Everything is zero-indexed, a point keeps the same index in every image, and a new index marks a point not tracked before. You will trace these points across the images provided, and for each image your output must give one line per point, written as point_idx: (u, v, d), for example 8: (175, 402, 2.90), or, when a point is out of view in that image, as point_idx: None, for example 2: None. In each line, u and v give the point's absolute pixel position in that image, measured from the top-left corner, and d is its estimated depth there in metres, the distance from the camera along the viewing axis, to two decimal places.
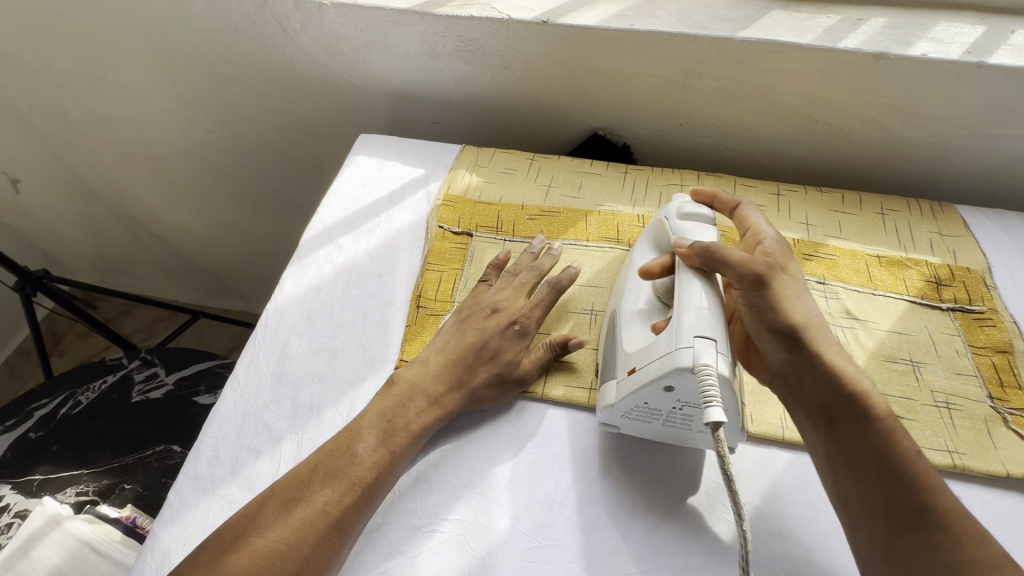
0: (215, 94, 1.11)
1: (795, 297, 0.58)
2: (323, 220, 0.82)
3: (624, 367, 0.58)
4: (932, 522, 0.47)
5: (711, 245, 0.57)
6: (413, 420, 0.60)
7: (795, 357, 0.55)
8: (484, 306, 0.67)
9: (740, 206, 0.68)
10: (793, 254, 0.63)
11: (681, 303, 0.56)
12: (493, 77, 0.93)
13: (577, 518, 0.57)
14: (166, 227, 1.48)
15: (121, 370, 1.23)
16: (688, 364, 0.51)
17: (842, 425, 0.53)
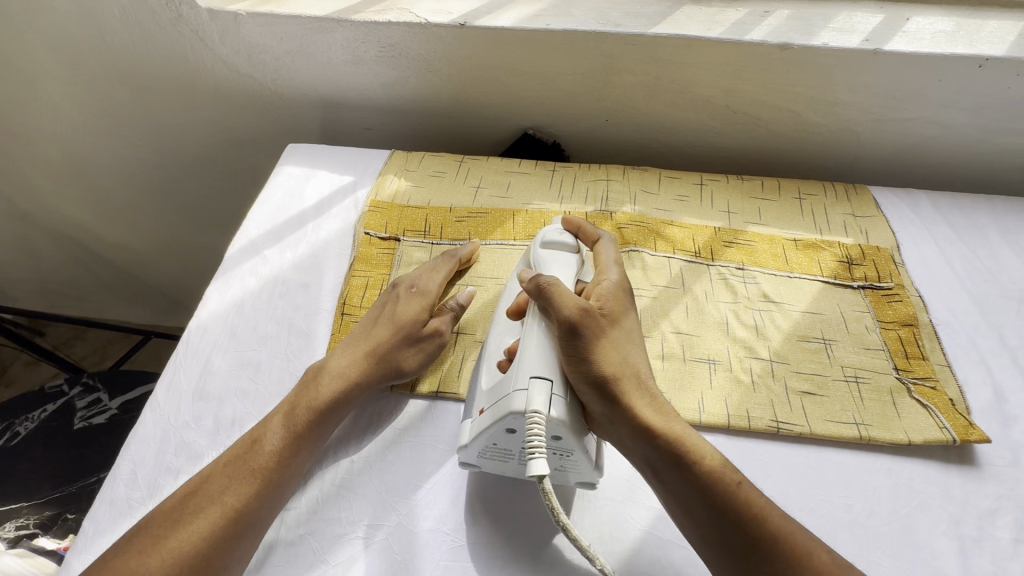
0: (141, 109, 1.08)
1: (614, 349, 0.58)
2: (248, 233, 0.81)
3: (477, 406, 0.59)
4: (769, 553, 0.50)
5: (547, 279, 0.58)
6: (319, 405, 0.60)
7: (607, 407, 0.55)
8: (393, 283, 0.71)
9: (601, 239, 0.70)
10: (627, 299, 0.63)
11: (524, 341, 0.57)
12: (419, 81, 0.93)
13: (500, 515, 0.58)
14: (106, 247, 1.43)
15: (62, 397, 1.18)
16: (519, 407, 0.52)
17: (668, 473, 0.54)
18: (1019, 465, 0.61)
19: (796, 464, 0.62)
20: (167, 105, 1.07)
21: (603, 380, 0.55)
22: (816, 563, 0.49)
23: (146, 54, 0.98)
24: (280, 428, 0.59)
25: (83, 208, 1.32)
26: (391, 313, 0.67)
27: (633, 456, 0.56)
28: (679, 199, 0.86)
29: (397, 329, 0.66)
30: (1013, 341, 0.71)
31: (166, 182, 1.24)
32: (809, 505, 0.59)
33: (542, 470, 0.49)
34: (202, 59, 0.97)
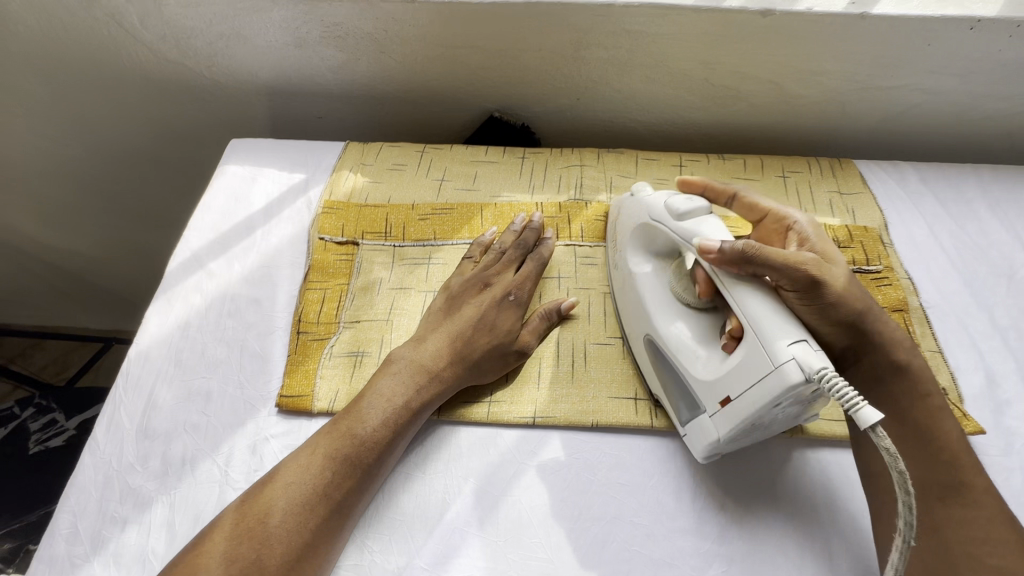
0: (63, 104, 0.98)
1: (853, 285, 0.54)
2: (190, 244, 0.74)
3: (711, 399, 0.53)
4: (968, 499, 0.50)
5: (748, 245, 0.50)
6: (279, 488, 0.51)
7: (857, 343, 0.54)
8: (476, 281, 0.67)
9: (739, 193, 0.62)
10: (825, 233, 0.59)
11: (746, 310, 0.50)
12: (370, 64, 0.85)
13: (480, 545, 0.54)
14: (50, 254, 1.33)
15: (13, 421, 1.11)
16: (800, 378, 0.46)
17: (897, 399, 0.54)
18: (1011, 453, 0.60)
19: (789, 467, 0.59)
20: (95, 99, 0.97)
21: (855, 316, 0.53)
22: (1007, 521, 0.49)
23: (61, 44, 0.88)
24: (231, 515, 0.51)
25: (17, 213, 1.21)
26: (481, 320, 0.63)
27: (859, 385, 0.56)
28: (659, 184, 0.80)
29: (499, 338, 0.63)
30: (1003, 321, 0.69)
31: (105, 181, 1.14)
32: (802, 509, 0.57)
33: (875, 416, 0.42)
34: (127, 49, 0.87)
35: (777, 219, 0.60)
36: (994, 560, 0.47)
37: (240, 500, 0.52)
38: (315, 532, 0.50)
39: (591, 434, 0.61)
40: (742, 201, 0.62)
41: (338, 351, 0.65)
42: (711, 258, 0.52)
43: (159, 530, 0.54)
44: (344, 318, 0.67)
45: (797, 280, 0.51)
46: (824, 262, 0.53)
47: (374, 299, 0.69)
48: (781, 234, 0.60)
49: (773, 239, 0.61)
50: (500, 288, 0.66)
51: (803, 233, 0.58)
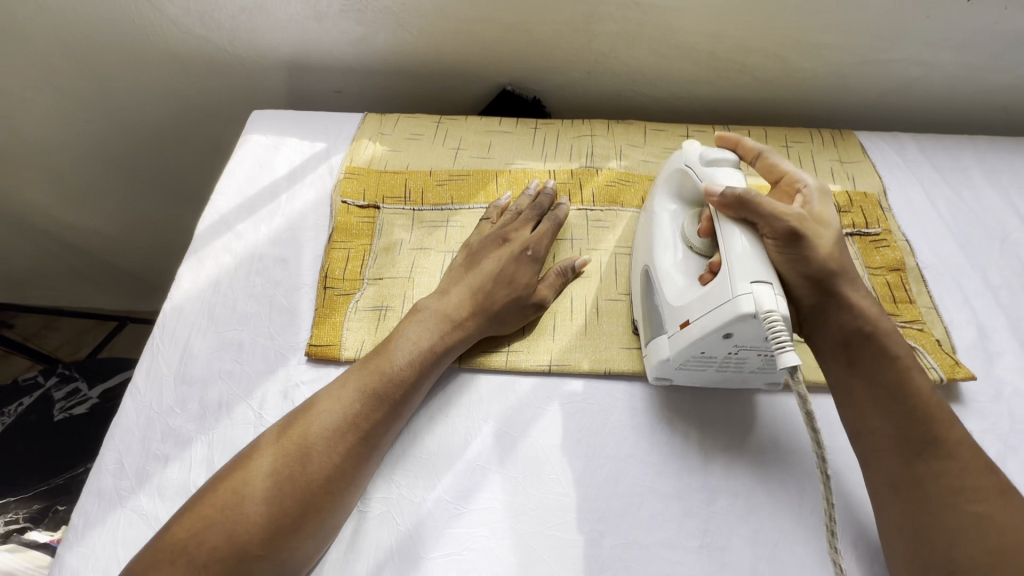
0: (87, 79, 1.01)
1: (828, 248, 0.58)
2: (218, 208, 0.77)
3: (673, 320, 0.59)
4: (944, 452, 0.52)
5: (747, 190, 0.55)
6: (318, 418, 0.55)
7: (822, 302, 0.58)
8: (496, 236, 0.70)
9: (763, 153, 0.65)
10: (830, 201, 0.61)
11: (728, 245, 0.55)
12: (388, 38, 0.87)
13: (501, 480, 0.58)
14: (68, 231, 1.36)
15: (38, 390, 1.15)
16: (750, 311, 0.51)
17: (862, 360, 0.57)
18: (1001, 400, 0.63)
19: (792, 412, 0.62)
20: (118, 75, 1.00)
21: (823, 275, 0.57)
22: (986, 471, 0.51)
23: (87, 19, 0.90)
24: (273, 438, 0.54)
25: (38, 189, 1.24)
26: (501, 272, 0.67)
27: (827, 345, 0.59)
28: (667, 153, 0.84)
29: (519, 292, 0.66)
30: (996, 280, 0.72)
31: (125, 158, 1.17)
32: (803, 449, 0.60)
33: (794, 361, 0.49)
34: (152, 23, 0.90)
35: (790, 181, 0.63)
36: (972, 507, 0.49)
37: (283, 420, 0.56)
38: (350, 455, 0.54)
39: (604, 382, 0.64)
40: (764, 161, 0.65)
41: (363, 305, 0.68)
42: (715, 202, 0.57)
43: (200, 466, 0.58)
44: (368, 275, 0.70)
45: (776, 231, 0.55)
46: (808, 221, 0.57)
47: (396, 258, 0.72)
48: (791, 196, 0.63)
49: (783, 201, 0.64)
50: (517, 235, 0.70)
51: (810, 196, 0.61)
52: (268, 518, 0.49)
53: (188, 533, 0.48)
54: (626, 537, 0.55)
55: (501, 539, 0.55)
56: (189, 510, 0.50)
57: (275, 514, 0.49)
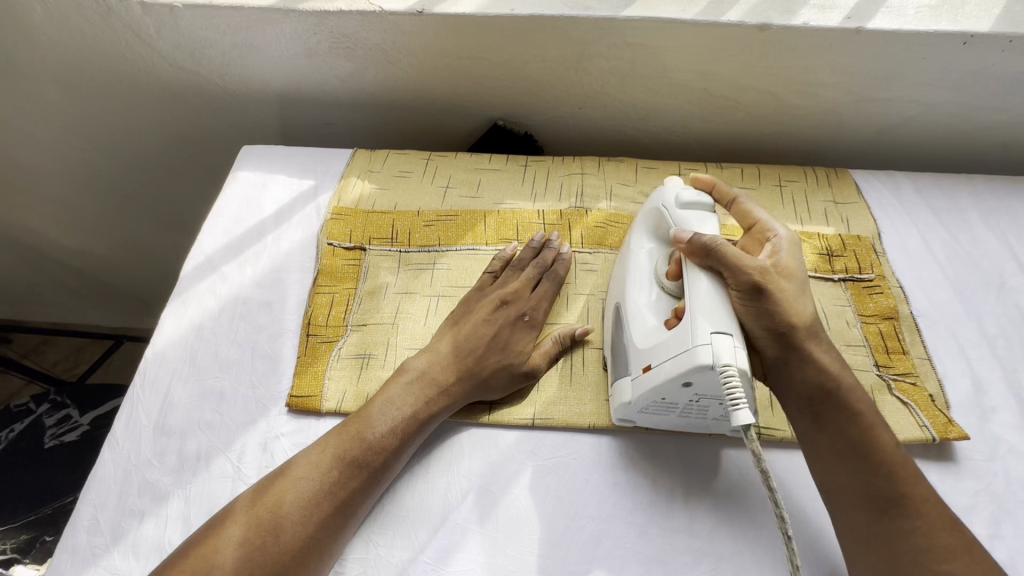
0: (79, 109, 1.01)
1: (794, 299, 0.56)
2: (203, 248, 0.76)
3: (637, 363, 0.58)
4: (912, 510, 0.51)
5: (713, 238, 0.55)
6: (286, 492, 0.54)
7: (784, 355, 0.56)
8: (493, 297, 0.69)
9: (739, 199, 0.64)
10: (800, 253, 0.60)
11: (694, 291, 0.54)
12: (378, 74, 0.87)
13: (479, 541, 0.57)
14: (64, 253, 1.37)
15: (29, 416, 1.14)
16: (708, 362, 0.50)
17: (827, 417, 0.56)
18: (996, 459, 0.62)
19: (780, 469, 0.61)
20: (111, 106, 1.00)
21: (788, 329, 0.55)
22: (950, 526, 0.51)
23: (80, 53, 0.91)
24: (244, 508, 0.53)
25: (34, 213, 1.25)
26: (493, 338, 0.66)
27: (793, 399, 0.57)
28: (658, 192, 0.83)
29: (510, 358, 0.65)
30: (992, 329, 0.71)
31: (119, 184, 1.17)
32: (790, 509, 0.59)
33: (746, 421, 0.48)
34: (143, 58, 0.90)
35: (762, 230, 0.62)
36: (940, 567, 0.49)
37: (257, 486, 0.55)
38: (318, 528, 0.53)
39: (588, 435, 0.63)
40: (738, 207, 0.64)
41: (346, 353, 0.67)
42: (683, 246, 0.57)
43: (175, 523, 0.57)
44: (352, 321, 0.70)
45: (742, 282, 0.54)
46: (773, 274, 0.56)
47: (381, 303, 0.71)
48: (759, 245, 0.62)
49: (753, 248, 0.62)
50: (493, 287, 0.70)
51: (778, 244, 0.60)
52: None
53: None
54: None
55: None
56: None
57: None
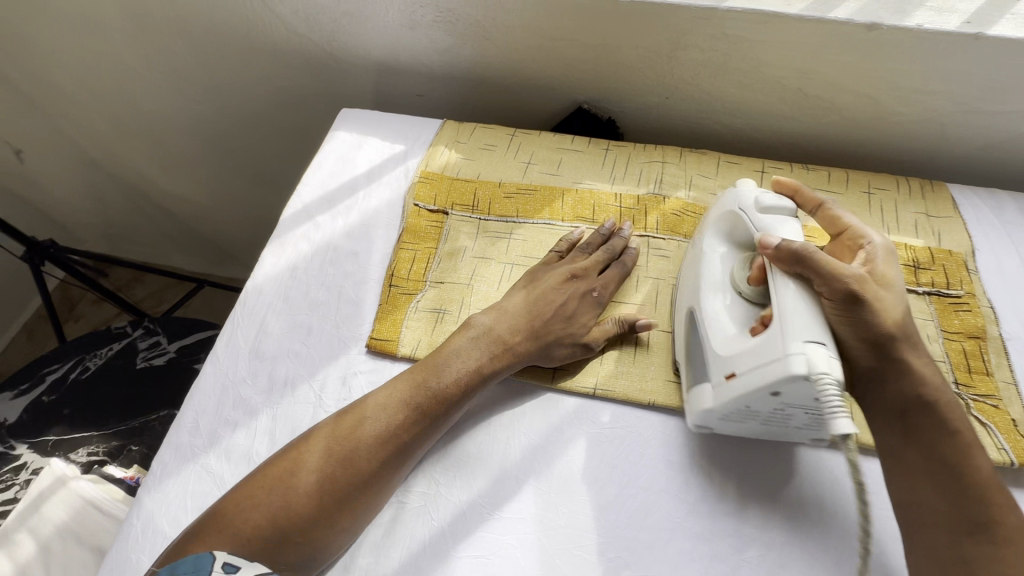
0: (200, 64, 1.10)
1: (893, 312, 0.55)
2: (302, 198, 0.83)
3: (718, 369, 0.58)
4: (995, 537, 0.51)
5: (805, 246, 0.53)
6: (361, 427, 0.58)
7: (881, 367, 0.56)
8: (562, 272, 0.71)
9: (825, 205, 0.64)
10: (897, 262, 0.59)
11: (781, 303, 0.53)
12: (474, 49, 0.90)
13: (533, 492, 0.60)
14: (166, 197, 1.50)
15: (126, 338, 1.27)
16: (803, 371, 0.50)
17: (919, 431, 0.55)
18: None
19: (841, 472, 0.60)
20: (226, 64, 1.09)
21: (881, 341, 0.54)
22: None
23: (207, 12, 1.00)
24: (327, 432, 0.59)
25: (147, 157, 1.38)
26: (557, 309, 0.68)
27: (879, 411, 0.57)
28: None
29: (573, 329, 0.67)
30: None
31: (223, 137, 1.27)
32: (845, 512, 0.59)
33: (847, 429, 0.49)
34: (262, 20, 0.98)
35: (854, 238, 0.61)
36: None
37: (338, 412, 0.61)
38: (394, 453, 0.58)
39: (647, 412, 0.65)
40: (824, 212, 0.63)
41: (423, 306, 0.72)
42: (768, 252, 0.56)
43: (263, 436, 0.63)
44: (430, 277, 0.74)
45: (836, 292, 0.53)
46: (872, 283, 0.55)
47: (458, 264, 0.75)
48: (851, 251, 0.61)
49: (843, 254, 0.62)
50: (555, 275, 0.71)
51: (874, 252, 0.59)
52: (313, 514, 0.54)
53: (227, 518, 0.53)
54: (651, 569, 0.56)
55: (528, 550, 0.57)
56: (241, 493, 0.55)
57: (320, 509, 0.55)
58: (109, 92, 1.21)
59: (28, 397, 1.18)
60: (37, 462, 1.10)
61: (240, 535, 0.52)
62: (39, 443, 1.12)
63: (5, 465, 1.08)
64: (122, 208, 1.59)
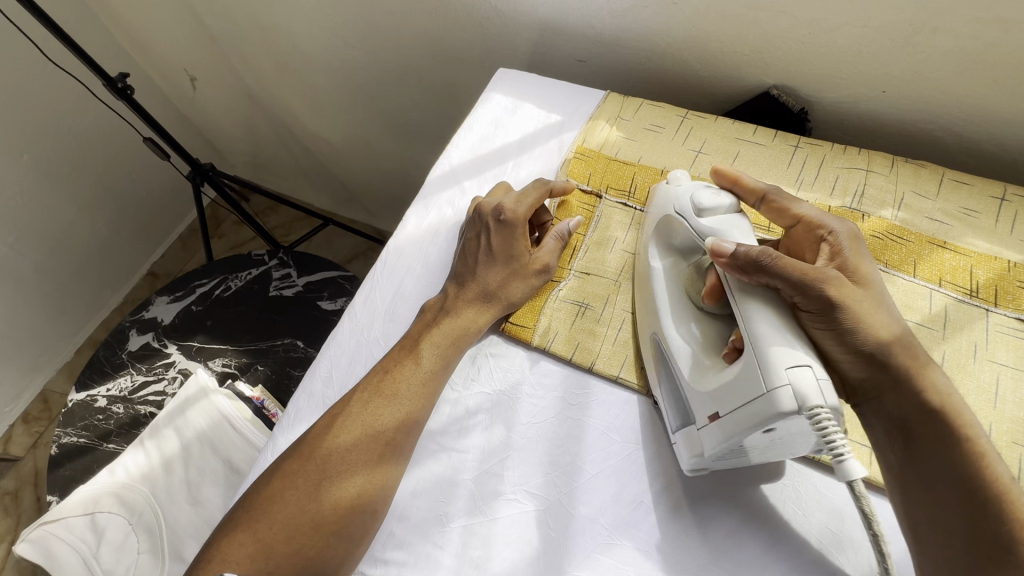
0: (360, 10, 1.10)
1: (877, 308, 0.51)
2: (450, 159, 0.80)
3: (701, 411, 0.52)
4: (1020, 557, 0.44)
5: (763, 253, 0.49)
6: (398, 389, 0.59)
7: (876, 378, 0.51)
8: (488, 215, 0.67)
9: (769, 195, 0.60)
10: (864, 244, 0.55)
11: (751, 326, 0.48)
12: (657, 14, 0.80)
13: (662, 526, 0.54)
14: (309, 136, 1.58)
15: (262, 266, 1.35)
16: (793, 407, 0.44)
17: (920, 443, 0.49)
18: None
19: None
20: (388, 13, 1.07)
21: (874, 347, 0.49)
22: None
23: None
24: (362, 393, 0.59)
25: (299, 96, 1.44)
26: (484, 248, 0.66)
27: (879, 423, 0.52)
28: (965, 214, 0.66)
29: (493, 262, 0.66)
30: None
31: (371, 85, 1.29)
32: None
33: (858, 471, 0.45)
34: None
35: (810, 228, 0.56)
36: None
37: (372, 377, 0.60)
38: (416, 413, 0.58)
39: (807, 466, 0.56)
40: (769, 204, 0.59)
41: (565, 296, 0.67)
42: (721, 262, 0.51)
43: None
44: (575, 267, 0.68)
45: (809, 298, 0.49)
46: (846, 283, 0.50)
47: (607, 256, 0.69)
48: (812, 242, 0.56)
49: (805, 249, 0.57)
50: (491, 207, 0.68)
51: (836, 242, 0.54)
52: (358, 479, 0.54)
53: (275, 492, 0.53)
54: None
55: None
56: (288, 467, 0.55)
57: (357, 471, 0.55)
58: (276, 32, 1.26)
59: (179, 304, 1.32)
60: (183, 363, 1.25)
61: (293, 501, 0.53)
62: (186, 347, 1.26)
63: (158, 360, 1.26)
64: (270, 141, 1.70)
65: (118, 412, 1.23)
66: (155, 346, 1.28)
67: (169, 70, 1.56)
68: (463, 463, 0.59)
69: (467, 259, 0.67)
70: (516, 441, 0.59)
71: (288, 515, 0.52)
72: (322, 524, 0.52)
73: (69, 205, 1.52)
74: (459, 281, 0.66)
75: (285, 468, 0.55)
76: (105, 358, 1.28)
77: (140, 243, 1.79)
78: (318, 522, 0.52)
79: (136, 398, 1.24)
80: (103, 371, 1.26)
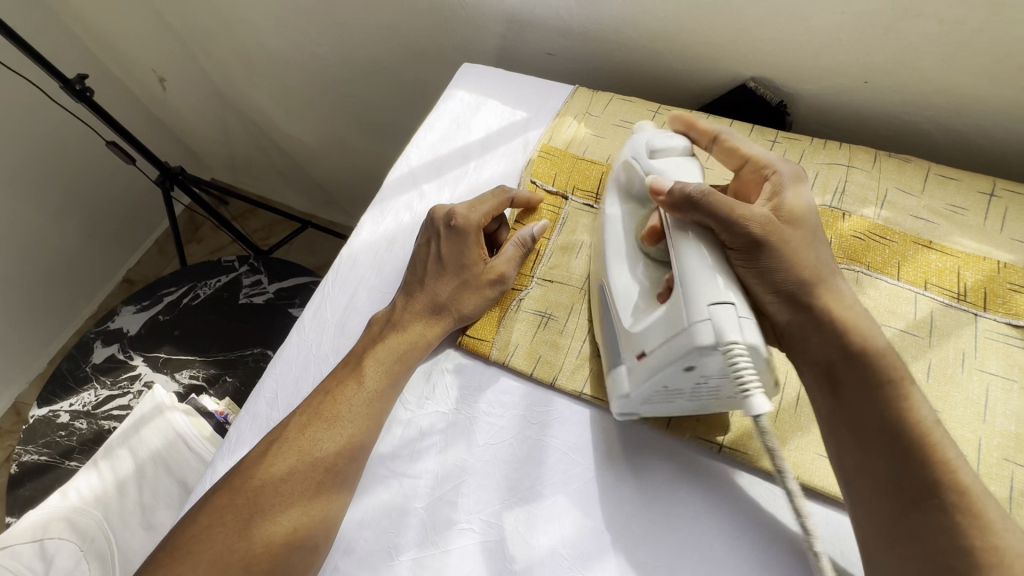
0: (324, 6, 1.05)
1: (806, 244, 0.50)
2: (409, 160, 0.76)
3: (630, 350, 0.50)
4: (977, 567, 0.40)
5: (696, 189, 0.47)
6: (340, 410, 0.55)
7: (801, 320, 0.49)
8: (439, 222, 0.63)
9: (720, 136, 0.57)
10: (806, 179, 0.53)
11: (681, 265, 0.47)
12: (627, 4, 0.75)
13: (630, 558, 0.50)
14: (282, 137, 1.53)
15: (232, 273, 1.30)
16: (710, 341, 0.43)
17: (850, 394, 0.47)
18: None
19: None
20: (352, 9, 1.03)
21: (797, 287, 0.48)
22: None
23: None
24: (301, 417, 0.55)
25: (269, 96, 1.39)
26: (434, 257, 0.62)
27: (810, 372, 0.50)
28: (952, 212, 0.62)
29: (442, 272, 0.62)
30: None
31: (341, 84, 1.24)
32: None
33: (762, 406, 0.42)
34: None
35: (757, 168, 0.54)
36: None
37: (313, 400, 0.56)
38: (360, 435, 0.54)
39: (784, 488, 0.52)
40: (721, 145, 0.56)
41: (526, 306, 0.62)
42: (661, 202, 0.50)
43: None
44: (538, 274, 0.64)
45: (736, 237, 0.47)
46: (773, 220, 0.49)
47: (572, 262, 0.64)
48: (757, 183, 0.54)
49: (750, 190, 0.55)
50: (443, 213, 0.63)
51: (779, 181, 0.52)
52: (292, 513, 0.50)
53: (202, 531, 0.49)
54: None
55: None
56: (217, 501, 0.51)
57: (294, 503, 0.50)
58: (242, 30, 1.21)
59: (146, 314, 1.27)
60: (149, 375, 1.21)
61: (219, 541, 0.48)
62: (152, 358, 1.22)
63: (124, 372, 1.21)
64: (243, 142, 1.65)
65: (81, 427, 1.18)
66: (120, 358, 1.23)
67: (136, 72, 1.51)
68: (415, 490, 0.55)
69: (417, 268, 0.63)
70: (472, 465, 0.55)
71: (213, 555, 0.48)
72: (252, 563, 0.48)
73: (35, 213, 1.46)
74: (407, 291, 0.62)
75: (215, 501, 0.51)
76: (68, 372, 1.23)
77: (113, 250, 1.74)
78: (248, 561, 0.48)
79: (100, 412, 1.19)
80: (67, 385, 1.22)
